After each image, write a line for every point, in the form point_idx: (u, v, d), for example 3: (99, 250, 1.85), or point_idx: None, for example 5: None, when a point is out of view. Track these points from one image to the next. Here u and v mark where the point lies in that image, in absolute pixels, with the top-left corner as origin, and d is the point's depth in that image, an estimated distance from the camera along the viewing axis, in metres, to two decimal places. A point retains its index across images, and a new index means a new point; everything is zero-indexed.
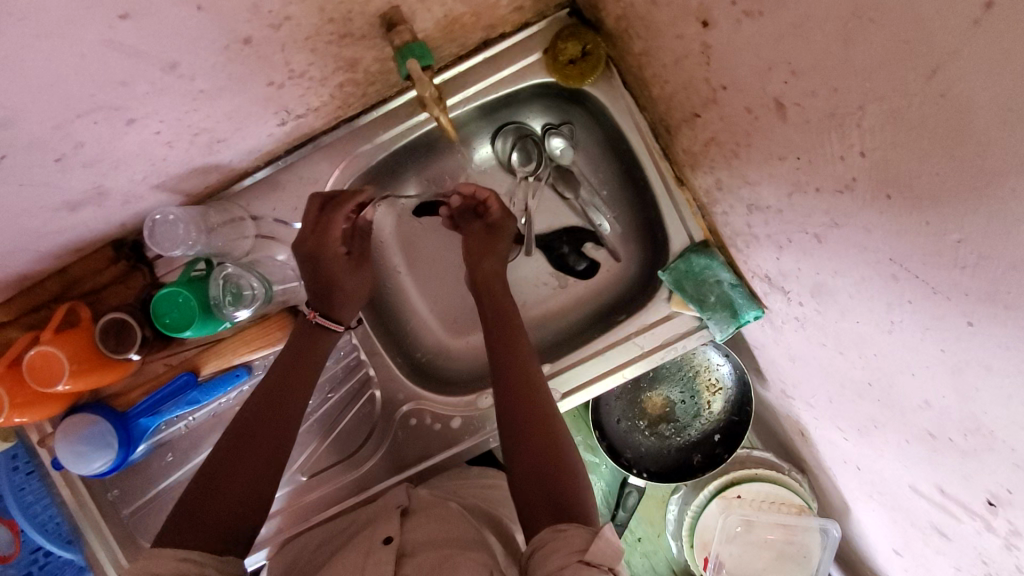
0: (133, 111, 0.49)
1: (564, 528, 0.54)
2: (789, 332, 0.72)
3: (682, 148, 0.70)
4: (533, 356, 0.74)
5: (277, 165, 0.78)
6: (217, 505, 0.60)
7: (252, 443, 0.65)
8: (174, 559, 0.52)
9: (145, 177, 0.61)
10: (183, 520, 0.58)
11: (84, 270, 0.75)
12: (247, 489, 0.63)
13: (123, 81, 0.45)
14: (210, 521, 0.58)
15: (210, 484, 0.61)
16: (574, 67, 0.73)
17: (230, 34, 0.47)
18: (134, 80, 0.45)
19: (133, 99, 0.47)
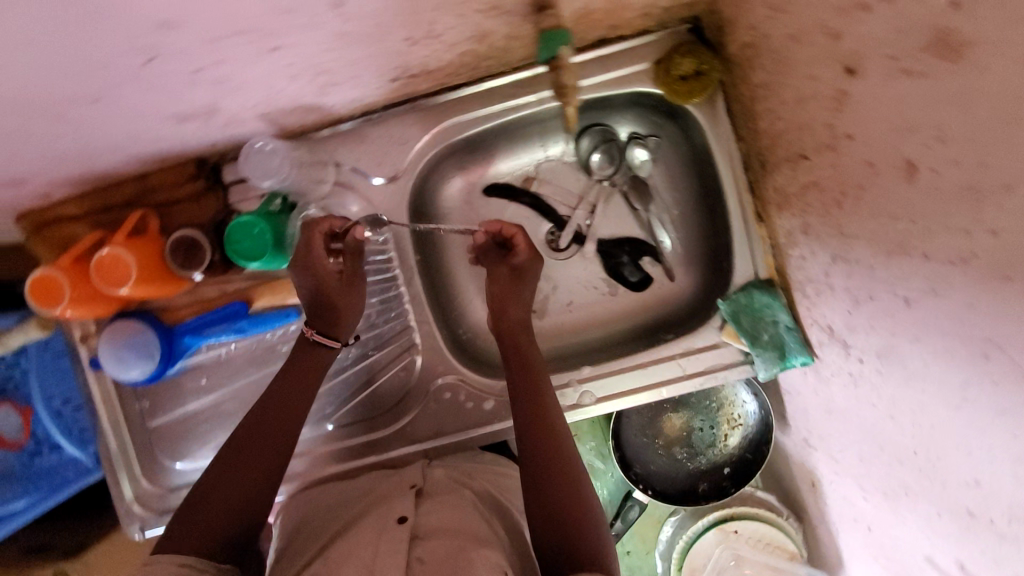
0: (280, 40, 0.49)
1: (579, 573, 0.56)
2: (835, 386, 0.73)
3: (775, 185, 0.71)
4: (548, 391, 0.75)
5: (370, 118, 0.79)
6: (218, 510, 0.62)
7: (252, 453, 0.67)
8: (173, 565, 0.56)
9: (257, 103, 0.61)
10: (183, 524, 0.61)
11: (163, 181, 0.76)
12: (247, 493, 0.65)
13: (288, 10, 0.45)
14: (210, 525, 0.61)
15: (213, 490, 0.64)
16: (686, 85, 0.74)
17: None
18: (296, 10, 0.45)
19: (284, 28, 0.47)
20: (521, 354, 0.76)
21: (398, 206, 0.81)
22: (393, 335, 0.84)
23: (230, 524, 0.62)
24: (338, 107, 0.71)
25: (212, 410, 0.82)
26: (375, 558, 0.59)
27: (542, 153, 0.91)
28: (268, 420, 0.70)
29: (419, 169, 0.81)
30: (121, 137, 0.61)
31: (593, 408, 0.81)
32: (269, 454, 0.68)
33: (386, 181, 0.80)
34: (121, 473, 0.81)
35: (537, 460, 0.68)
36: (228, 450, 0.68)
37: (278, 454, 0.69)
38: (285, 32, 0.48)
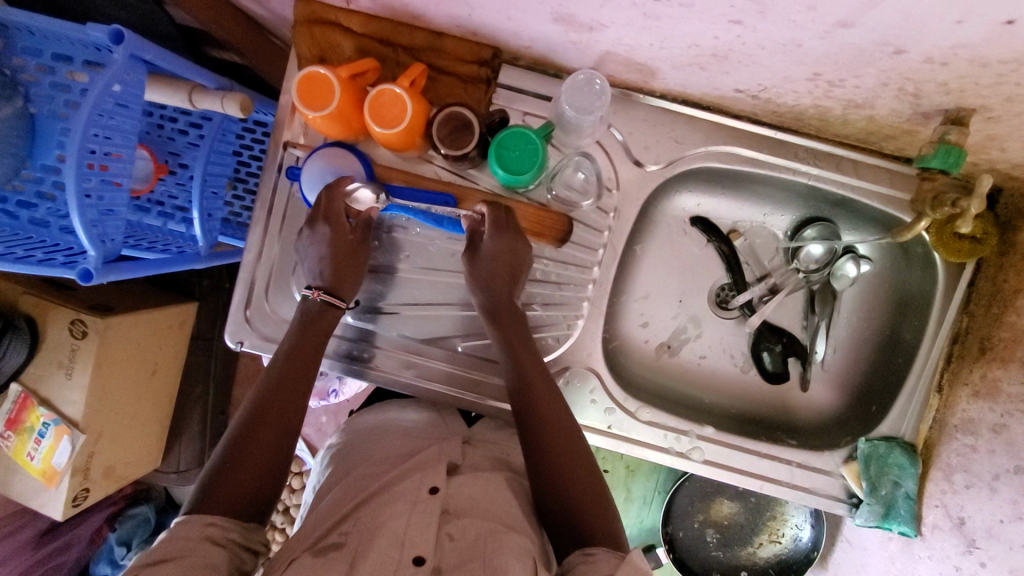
0: (752, 23, 0.48)
1: (592, 552, 0.59)
2: (927, 570, 0.76)
3: (985, 374, 0.73)
4: (557, 412, 0.73)
5: (662, 103, 0.78)
6: (245, 470, 0.65)
7: (271, 411, 0.70)
8: (200, 525, 0.58)
9: (631, 46, 0.60)
10: (207, 490, 0.63)
11: (453, 47, 0.74)
12: (268, 451, 0.67)
13: (806, 7, 0.43)
14: (238, 484, 0.64)
15: (240, 447, 0.66)
16: (961, 244, 0.72)
17: (899, 44, 0.46)
18: (819, 11, 0.43)
19: (780, 17, 0.45)
20: (527, 382, 0.74)
21: (636, 193, 0.80)
22: (399, 302, 0.87)
23: (256, 486, 0.65)
24: (664, 83, 0.70)
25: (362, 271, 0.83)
26: (406, 530, 0.62)
27: (761, 215, 0.91)
28: (283, 378, 0.72)
29: (674, 171, 0.80)
30: (496, 1, 0.59)
31: (696, 465, 0.83)
32: (284, 411, 0.70)
33: (639, 164, 0.79)
34: (254, 281, 0.81)
35: (542, 485, 0.68)
36: (251, 408, 0.70)
37: (289, 412, 0.71)
38: (772, 18, 0.46)
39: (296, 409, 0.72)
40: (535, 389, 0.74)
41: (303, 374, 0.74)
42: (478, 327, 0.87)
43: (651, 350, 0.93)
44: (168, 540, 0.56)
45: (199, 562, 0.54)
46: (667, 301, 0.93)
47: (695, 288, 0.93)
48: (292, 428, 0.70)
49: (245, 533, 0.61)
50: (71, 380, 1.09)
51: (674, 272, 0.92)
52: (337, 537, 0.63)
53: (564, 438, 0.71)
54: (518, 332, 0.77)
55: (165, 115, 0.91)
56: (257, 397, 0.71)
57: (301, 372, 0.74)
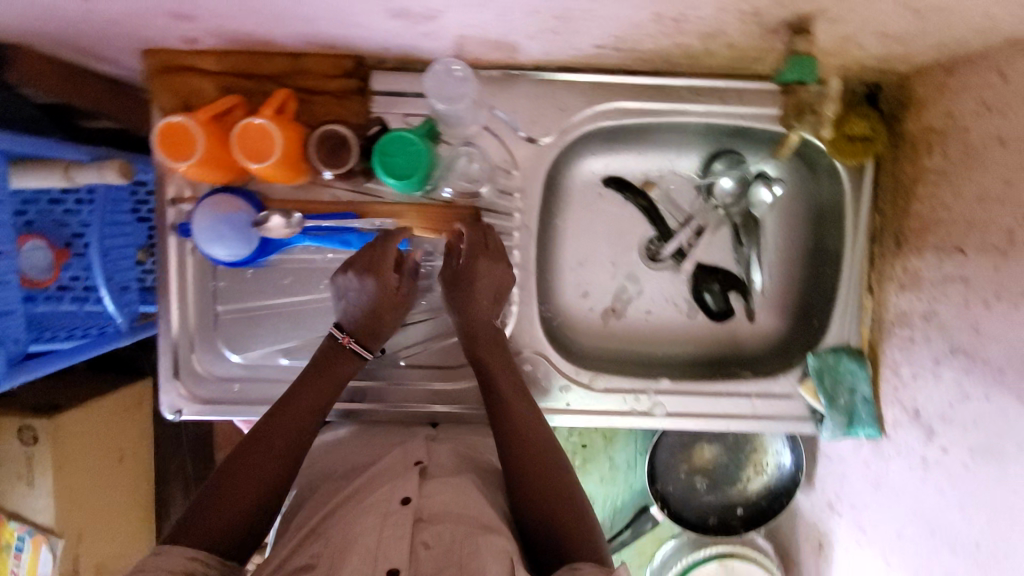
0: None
1: (580, 566, 0.57)
2: (896, 466, 0.76)
3: (905, 266, 0.74)
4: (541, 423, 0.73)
5: (538, 74, 0.77)
6: (237, 503, 0.62)
7: (272, 443, 0.67)
8: (181, 558, 0.56)
9: (473, 25, 0.59)
10: (187, 524, 0.60)
11: (317, 66, 0.72)
12: (268, 481, 0.65)
13: None
14: (228, 516, 0.61)
15: (236, 476, 0.64)
16: (854, 146, 0.74)
17: None
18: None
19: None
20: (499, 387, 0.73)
21: (534, 169, 0.79)
22: None
23: (247, 518, 0.62)
24: (527, 54, 0.69)
25: (292, 308, 0.80)
26: (379, 544, 0.59)
27: (669, 162, 0.92)
28: (288, 409, 0.69)
29: (568, 138, 0.79)
30: (328, 10, 0.57)
31: (661, 420, 0.83)
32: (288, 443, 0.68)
33: (531, 141, 0.78)
34: (178, 345, 0.78)
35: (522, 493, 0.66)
36: (252, 435, 0.67)
37: (291, 445, 0.68)
38: None
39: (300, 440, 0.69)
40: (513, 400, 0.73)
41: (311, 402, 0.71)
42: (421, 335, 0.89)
43: (598, 319, 0.93)
44: (140, 574, 0.54)
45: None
46: (599, 268, 0.92)
47: (623, 247, 0.92)
48: (293, 463, 0.68)
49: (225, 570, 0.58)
50: (35, 488, 1.04)
51: (601, 237, 0.92)
52: (308, 558, 0.60)
53: (544, 451, 0.70)
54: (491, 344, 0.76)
55: (52, 197, 0.88)
56: (258, 427, 0.68)
57: (311, 400, 0.71)
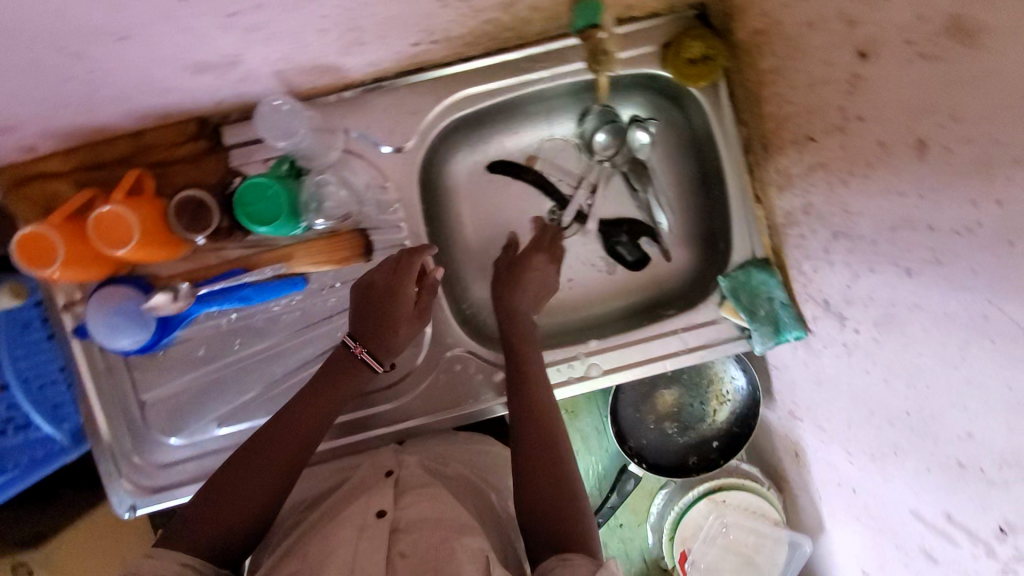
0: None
1: (569, 556, 0.56)
2: (827, 357, 0.77)
3: (777, 167, 0.75)
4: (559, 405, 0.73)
5: (380, 85, 0.77)
6: (235, 510, 0.62)
7: (278, 457, 0.66)
8: (174, 563, 0.55)
9: (279, 58, 0.60)
10: (185, 526, 0.60)
11: (160, 138, 0.72)
12: (271, 490, 0.64)
13: None
14: (223, 522, 0.61)
15: (236, 484, 0.64)
16: (695, 69, 0.77)
17: None
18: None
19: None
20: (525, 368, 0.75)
21: (407, 177, 0.79)
22: None
23: (243, 526, 0.62)
24: (354, 70, 0.70)
25: (210, 381, 0.78)
26: (356, 555, 0.60)
27: (546, 132, 0.93)
28: (294, 423, 0.68)
29: (431, 138, 0.80)
30: (133, 84, 0.58)
31: (599, 379, 0.84)
32: (294, 457, 0.67)
33: (395, 150, 0.79)
34: (112, 446, 0.77)
35: (525, 473, 0.66)
36: (255, 442, 0.67)
37: (296, 459, 0.67)
38: None
39: (307, 454, 0.68)
40: (536, 385, 0.74)
41: (318, 416, 0.70)
42: None
43: None
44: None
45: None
46: (509, 252, 0.94)
47: (526, 225, 0.93)
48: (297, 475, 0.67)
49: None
50: None
51: (503, 223, 0.93)
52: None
53: (556, 438, 0.69)
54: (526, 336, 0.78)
55: None
56: (262, 436, 0.68)
57: (319, 413, 0.70)
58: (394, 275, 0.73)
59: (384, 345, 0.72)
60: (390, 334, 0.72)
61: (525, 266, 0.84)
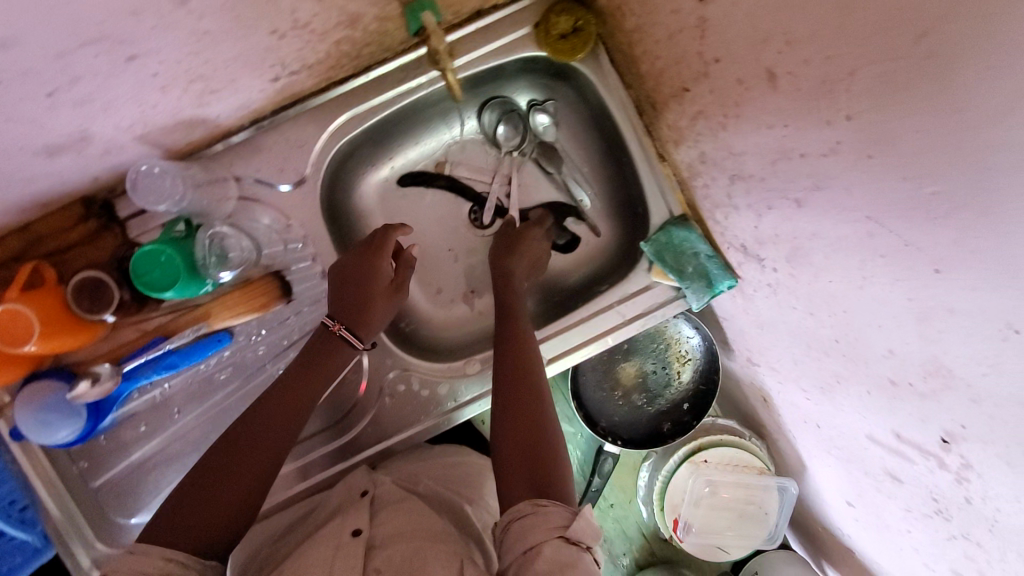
0: (138, 47, 0.47)
1: (544, 503, 0.57)
2: (760, 299, 0.77)
3: (668, 123, 0.75)
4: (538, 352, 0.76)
5: (261, 125, 0.76)
6: (218, 504, 0.61)
7: (259, 449, 0.66)
8: (160, 559, 0.54)
9: (131, 124, 0.59)
10: (171, 519, 0.59)
11: (48, 228, 0.69)
12: (254, 482, 0.64)
13: (131, 12, 0.43)
14: (206, 517, 0.60)
15: (217, 477, 0.63)
16: (567, 43, 0.78)
17: None
18: (144, 11, 0.43)
19: (139, 35, 0.45)
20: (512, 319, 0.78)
21: (310, 212, 0.79)
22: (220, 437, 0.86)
23: (229, 520, 0.61)
24: (224, 117, 0.69)
25: (158, 456, 0.77)
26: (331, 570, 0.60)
27: (449, 135, 0.92)
28: (272, 416, 0.68)
29: (326, 167, 0.79)
30: None
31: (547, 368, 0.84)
32: (275, 448, 0.67)
33: (294, 187, 0.78)
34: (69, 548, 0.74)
35: (506, 424, 0.67)
36: (233, 435, 0.66)
37: (279, 451, 0.67)
38: (144, 37, 0.46)
39: (287, 445, 0.68)
40: (519, 345, 0.75)
41: (297, 409, 0.70)
42: None
43: (463, 306, 0.94)
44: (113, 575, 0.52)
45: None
46: (438, 260, 0.94)
47: (450, 232, 0.93)
48: (278, 465, 0.67)
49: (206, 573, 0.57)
50: None
51: (425, 235, 0.93)
52: None
53: (539, 392, 0.70)
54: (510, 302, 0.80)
55: None
56: (240, 429, 0.67)
57: (297, 405, 0.70)
58: (371, 254, 0.75)
59: (364, 322, 0.74)
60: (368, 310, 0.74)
61: (523, 238, 0.85)
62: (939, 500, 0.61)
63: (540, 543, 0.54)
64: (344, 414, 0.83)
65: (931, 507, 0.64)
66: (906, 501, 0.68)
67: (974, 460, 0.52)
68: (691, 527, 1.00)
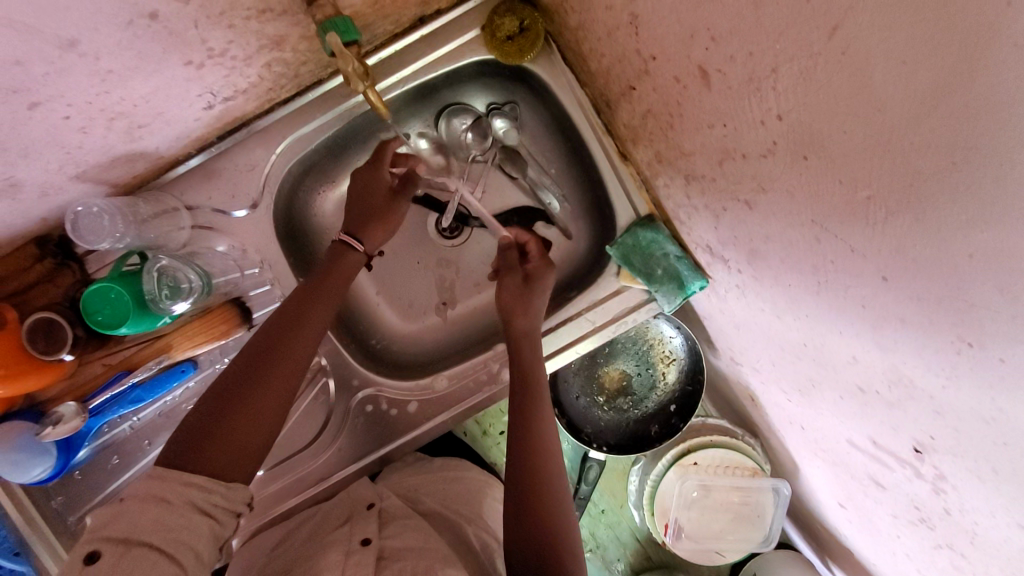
0: (37, 94, 0.47)
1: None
2: (732, 300, 0.73)
3: (623, 122, 0.72)
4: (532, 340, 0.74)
5: (210, 152, 0.75)
6: (242, 425, 0.55)
7: (275, 363, 0.60)
8: (180, 485, 0.50)
9: (61, 166, 0.58)
10: (189, 440, 0.53)
11: (6, 269, 0.68)
12: (275, 401, 0.58)
13: (18, 61, 0.43)
14: (230, 439, 0.54)
15: (237, 391, 0.57)
16: (513, 45, 0.75)
17: (133, 8, 0.45)
18: (30, 59, 0.43)
19: (33, 82, 0.46)
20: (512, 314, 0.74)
21: (264, 237, 0.78)
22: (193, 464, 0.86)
23: (253, 444, 0.56)
24: (165, 147, 0.68)
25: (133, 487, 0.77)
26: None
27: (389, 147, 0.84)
28: (283, 330, 0.62)
29: (277, 190, 0.78)
30: None
31: None
32: (293, 365, 0.61)
33: (248, 212, 0.77)
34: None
35: (522, 463, 0.65)
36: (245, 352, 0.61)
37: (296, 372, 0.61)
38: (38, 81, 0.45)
39: (303, 365, 0.62)
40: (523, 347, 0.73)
41: (312, 325, 0.64)
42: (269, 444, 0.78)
43: (435, 319, 0.92)
44: (128, 509, 0.47)
45: (174, 538, 0.47)
46: (408, 273, 0.92)
47: (418, 245, 0.91)
48: (295, 386, 0.61)
49: (231, 498, 0.52)
50: None
51: (392, 248, 0.90)
52: None
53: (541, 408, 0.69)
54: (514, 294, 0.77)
55: None
56: (253, 345, 0.61)
57: (310, 321, 0.64)
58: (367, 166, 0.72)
59: (370, 232, 0.72)
60: (378, 223, 0.72)
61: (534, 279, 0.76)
62: (920, 508, 0.56)
63: None
64: (317, 435, 0.80)
65: (913, 516, 0.58)
66: (892, 507, 0.63)
67: (948, 472, 0.47)
68: (681, 531, 0.97)
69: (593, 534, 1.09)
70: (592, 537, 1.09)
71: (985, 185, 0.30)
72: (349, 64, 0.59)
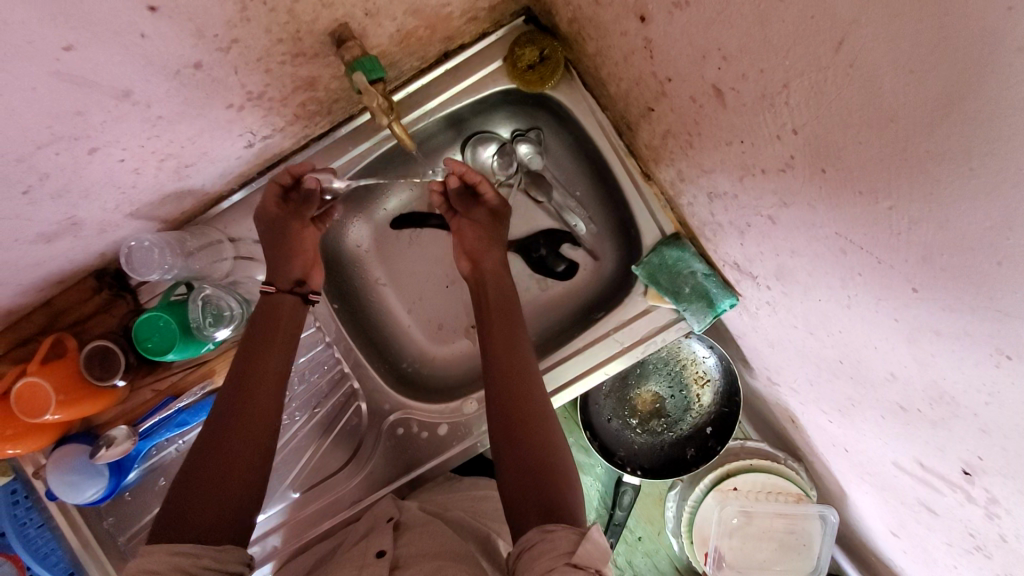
0: (96, 140, 0.52)
1: (551, 528, 0.53)
2: (764, 317, 0.72)
3: (645, 142, 0.73)
4: (518, 337, 0.73)
5: (251, 186, 0.79)
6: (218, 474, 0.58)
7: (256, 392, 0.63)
8: (165, 554, 0.51)
9: (118, 205, 0.63)
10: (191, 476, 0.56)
11: (68, 300, 0.72)
12: None
13: (79, 112, 0.47)
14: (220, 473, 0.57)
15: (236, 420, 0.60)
16: (535, 73, 0.78)
17: (181, 59, 0.49)
18: (89, 110, 0.48)
19: (92, 130, 0.50)
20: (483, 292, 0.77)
21: None
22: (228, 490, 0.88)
23: None
24: (210, 184, 0.73)
25: None
26: None
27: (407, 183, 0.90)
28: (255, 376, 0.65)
29: None
30: None
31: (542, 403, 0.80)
32: None
33: None
34: None
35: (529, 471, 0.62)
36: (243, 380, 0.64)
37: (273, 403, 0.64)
38: (93, 127, 0.50)
39: None
40: (501, 356, 0.71)
41: None
42: (304, 468, 0.80)
43: (466, 342, 0.93)
44: None
45: None
46: (437, 296, 0.93)
47: (447, 268, 0.93)
48: None
49: (223, 560, 0.54)
50: None
51: (422, 273, 0.93)
52: None
53: (534, 409, 0.67)
54: (495, 299, 0.76)
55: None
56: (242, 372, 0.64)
57: None
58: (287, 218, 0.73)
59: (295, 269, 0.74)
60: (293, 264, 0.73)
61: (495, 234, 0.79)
62: (976, 536, 0.52)
63: (546, 569, 0.49)
64: (349, 459, 0.82)
65: (970, 545, 0.54)
66: (946, 535, 0.59)
67: (1001, 495, 0.44)
68: (722, 559, 0.93)
69: (629, 563, 1.07)
70: (629, 566, 1.07)
71: (1005, 190, 0.29)
72: (374, 99, 0.62)
